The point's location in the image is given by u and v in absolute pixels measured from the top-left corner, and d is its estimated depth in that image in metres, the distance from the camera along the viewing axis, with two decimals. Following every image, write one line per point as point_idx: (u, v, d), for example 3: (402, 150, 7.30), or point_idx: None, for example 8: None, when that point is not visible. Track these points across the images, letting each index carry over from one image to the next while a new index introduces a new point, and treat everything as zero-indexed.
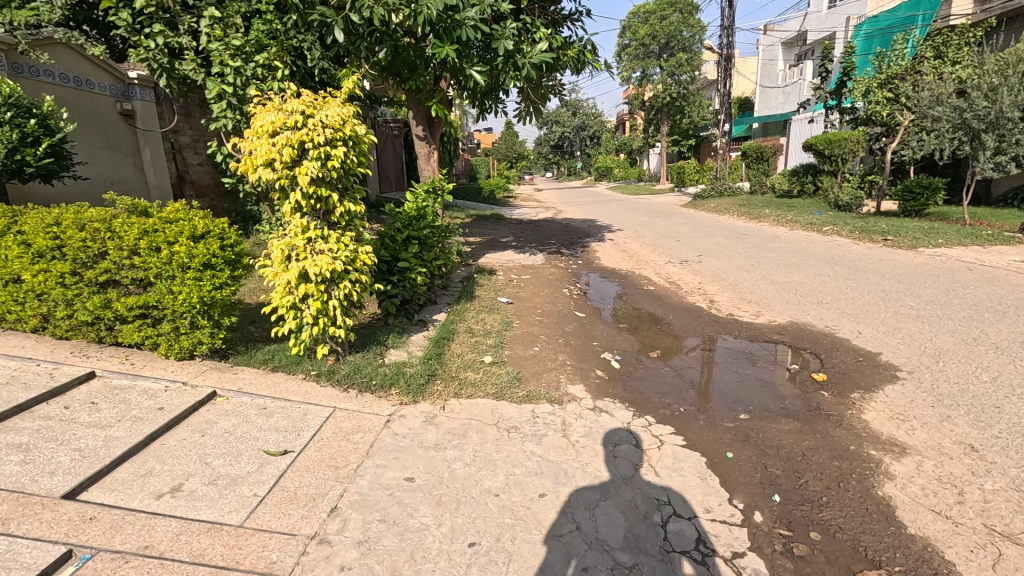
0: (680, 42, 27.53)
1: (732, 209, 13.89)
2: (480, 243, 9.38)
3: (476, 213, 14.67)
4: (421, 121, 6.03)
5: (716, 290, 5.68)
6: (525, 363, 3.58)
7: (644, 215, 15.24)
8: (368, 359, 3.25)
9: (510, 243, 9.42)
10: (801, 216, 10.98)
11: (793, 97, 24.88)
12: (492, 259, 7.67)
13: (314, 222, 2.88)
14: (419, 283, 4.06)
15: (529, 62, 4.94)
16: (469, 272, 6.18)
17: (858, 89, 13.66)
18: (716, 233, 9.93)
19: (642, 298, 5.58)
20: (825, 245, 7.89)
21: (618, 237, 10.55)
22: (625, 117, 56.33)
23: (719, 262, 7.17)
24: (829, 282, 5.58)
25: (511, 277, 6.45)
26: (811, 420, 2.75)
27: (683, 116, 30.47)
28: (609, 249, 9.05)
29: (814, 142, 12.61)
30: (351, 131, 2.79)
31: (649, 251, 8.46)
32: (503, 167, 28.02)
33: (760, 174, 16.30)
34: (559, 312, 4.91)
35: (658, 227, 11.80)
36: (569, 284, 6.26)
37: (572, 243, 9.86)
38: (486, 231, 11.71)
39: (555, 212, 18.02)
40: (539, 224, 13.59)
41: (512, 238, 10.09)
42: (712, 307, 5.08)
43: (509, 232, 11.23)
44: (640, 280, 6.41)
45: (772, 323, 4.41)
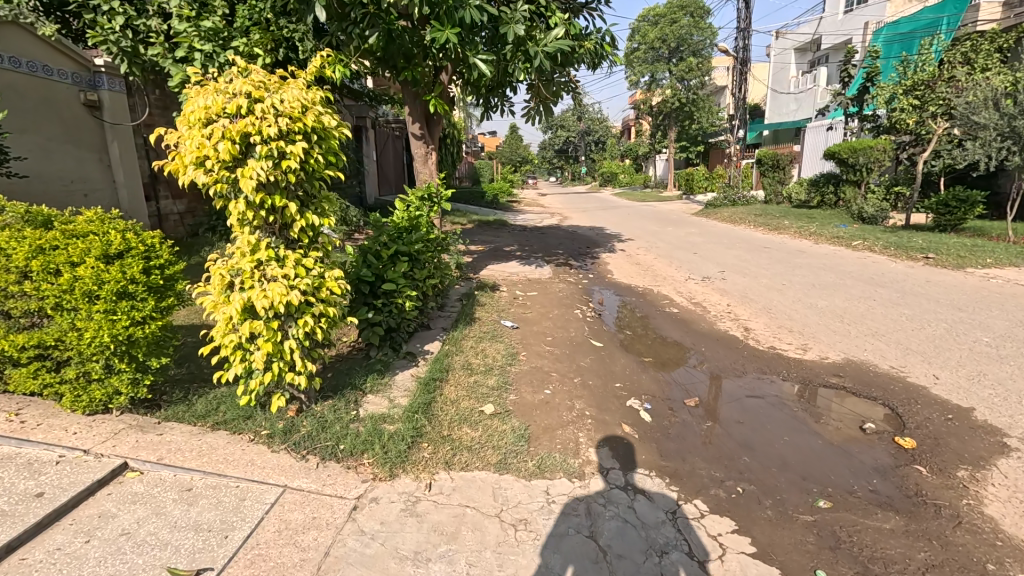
0: (691, 46, 26.94)
1: (748, 218, 13.22)
2: (482, 252, 8.72)
3: (479, 219, 14.05)
4: (417, 119, 5.32)
5: (748, 314, 5.00)
6: (534, 413, 2.90)
7: (654, 223, 14.59)
8: (338, 411, 2.58)
9: (515, 254, 8.75)
10: (825, 229, 10.30)
11: (806, 105, 24.28)
12: (494, 272, 7.00)
13: (267, 240, 2.22)
14: (409, 309, 3.40)
15: (542, 51, 4.28)
16: (469, 289, 5.51)
17: (880, 96, 13.05)
18: (736, 246, 9.25)
19: (665, 322, 4.90)
20: (860, 262, 7.21)
21: (629, 247, 9.88)
22: (631, 122, 55.76)
23: (745, 279, 6.50)
24: (878, 307, 4.92)
25: (515, 294, 5.78)
26: (917, 514, 2.08)
27: (692, 122, 29.87)
28: (622, 261, 8.38)
29: (836, 150, 11.94)
30: (316, 122, 2.13)
31: (666, 264, 7.80)
32: (507, 171, 27.41)
33: (776, 183, 15.64)
34: (571, 340, 4.23)
35: (671, 237, 11.13)
36: (580, 303, 5.59)
37: (582, 254, 9.20)
38: (489, 238, 11.05)
39: (561, 218, 17.39)
40: (545, 231, 12.95)
41: (517, 247, 9.41)
42: (747, 336, 4.40)
43: (514, 240, 10.57)
44: (659, 300, 5.74)
45: (825, 361, 3.73)
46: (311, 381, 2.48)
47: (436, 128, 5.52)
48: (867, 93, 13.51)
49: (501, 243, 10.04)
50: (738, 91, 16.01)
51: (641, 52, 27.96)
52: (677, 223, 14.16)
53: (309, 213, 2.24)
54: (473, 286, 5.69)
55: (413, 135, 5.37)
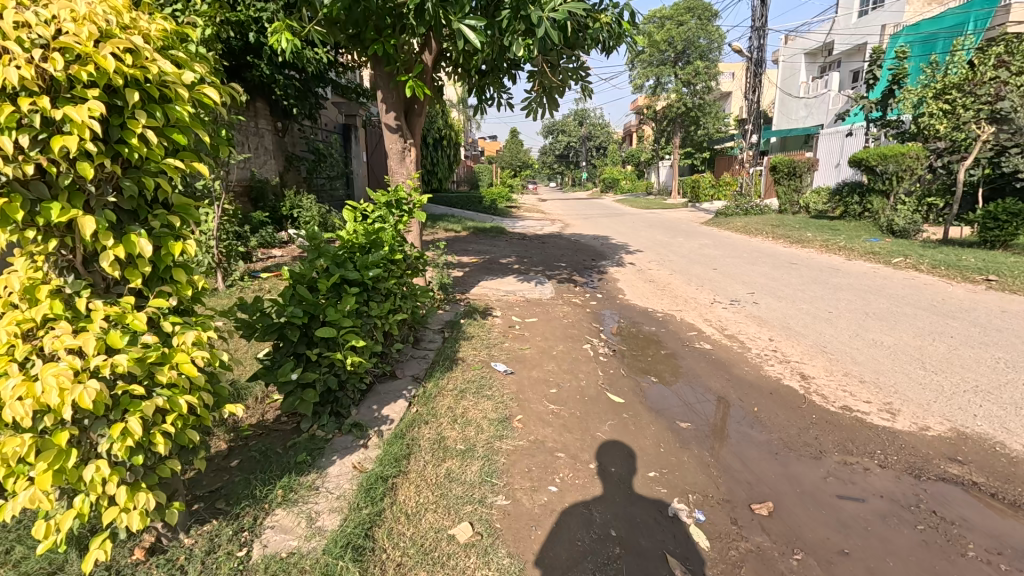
0: (698, 49, 26.08)
1: (764, 229, 12.30)
2: (475, 265, 7.74)
3: (475, 225, 13.08)
4: (392, 107, 4.27)
5: (799, 355, 4.02)
6: (534, 536, 1.91)
7: (662, 232, 13.64)
8: (215, 555, 1.60)
9: (512, 267, 7.77)
10: (855, 243, 9.35)
11: (817, 111, 23.46)
12: (487, 291, 6.02)
13: (56, 284, 1.24)
14: (356, 362, 2.40)
15: (548, 16, 3.29)
16: (454, 315, 4.55)
17: (907, 100, 12.14)
18: (759, 262, 8.29)
19: (698, 362, 3.92)
20: (910, 285, 6.25)
21: (640, 261, 8.92)
22: (633, 128, 54.98)
23: (782, 305, 5.53)
24: (963, 349, 3.94)
25: (511, 321, 4.81)
26: None
27: (698, 127, 29.00)
28: (633, 278, 7.40)
29: (864, 156, 10.98)
30: (127, 63, 1.18)
31: (683, 283, 6.83)
32: (507, 175, 26.49)
33: (791, 191, 14.71)
34: (581, 393, 3.24)
35: (683, 249, 10.16)
36: (589, 334, 4.61)
37: (587, 268, 8.24)
38: (484, 247, 10.07)
39: (563, 225, 16.49)
40: (546, 240, 11.99)
41: (515, 260, 8.41)
42: (807, 388, 3.42)
43: (511, 251, 9.60)
44: (685, 330, 4.76)
45: (927, 434, 2.75)
46: (162, 514, 1.50)
47: (416, 121, 4.49)
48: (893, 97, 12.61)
49: (497, 254, 9.07)
50: (751, 93, 15.10)
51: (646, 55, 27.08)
52: (688, 233, 13.21)
53: (135, 234, 1.27)
54: (461, 312, 4.69)
55: (387, 126, 4.32)
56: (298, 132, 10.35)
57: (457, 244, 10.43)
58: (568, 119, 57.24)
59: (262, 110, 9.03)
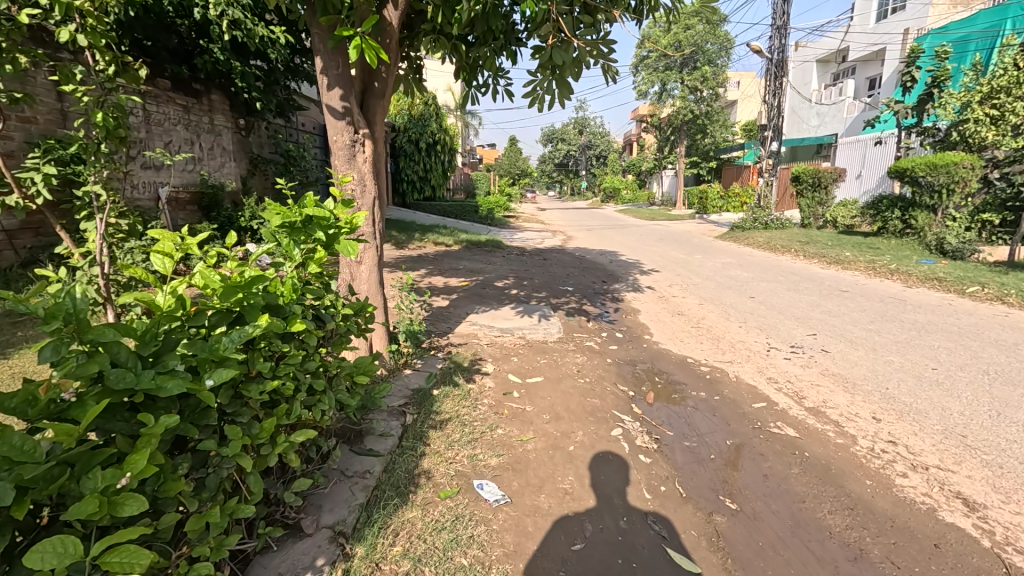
0: (707, 55, 25.00)
1: (791, 245, 11.04)
2: (463, 290, 6.39)
3: (469, 237, 11.78)
4: (335, 81, 2.90)
5: (935, 453, 2.71)
6: None
7: (676, 247, 12.34)
8: None
9: (509, 293, 6.43)
10: (905, 265, 8.08)
11: (830, 121, 22.36)
12: (477, 331, 4.69)
13: None
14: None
15: None
16: (426, 378, 3.22)
17: (948, 104, 10.93)
18: (801, 289, 6.99)
19: (788, 467, 2.60)
20: (1013, 325, 4.95)
21: (659, 285, 7.59)
22: (634, 137, 53.98)
23: (863, 355, 4.22)
24: None
25: (508, 384, 3.46)
26: None
27: (705, 135, 27.87)
28: (656, 308, 6.10)
29: (908, 166, 9.78)
30: None
31: (721, 319, 5.52)
32: (505, 183, 25.18)
33: (814, 204, 13.47)
34: (625, 552, 1.92)
35: (705, 270, 8.87)
36: (616, 407, 3.28)
37: (599, 294, 6.90)
38: (476, 265, 8.76)
39: (565, 237, 15.18)
40: (547, 256, 10.69)
41: (511, 283, 7.08)
42: (990, 533, 2.09)
43: (509, 270, 8.27)
44: (748, 399, 3.44)
45: None
46: None
47: (375, 104, 3.25)
48: (931, 102, 11.45)
49: (492, 274, 7.76)
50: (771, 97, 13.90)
51: (651, 60, 25.92)
52: (704, 249, 11.92)
53: None
54: (438, 373, 3.34)
55: (331, 109, 2.93)
56: (266, 130, 9.03)
57: (446, 261, 9.10)
58: (567, 127, 56.30)
59: (219, 105, 7.72)
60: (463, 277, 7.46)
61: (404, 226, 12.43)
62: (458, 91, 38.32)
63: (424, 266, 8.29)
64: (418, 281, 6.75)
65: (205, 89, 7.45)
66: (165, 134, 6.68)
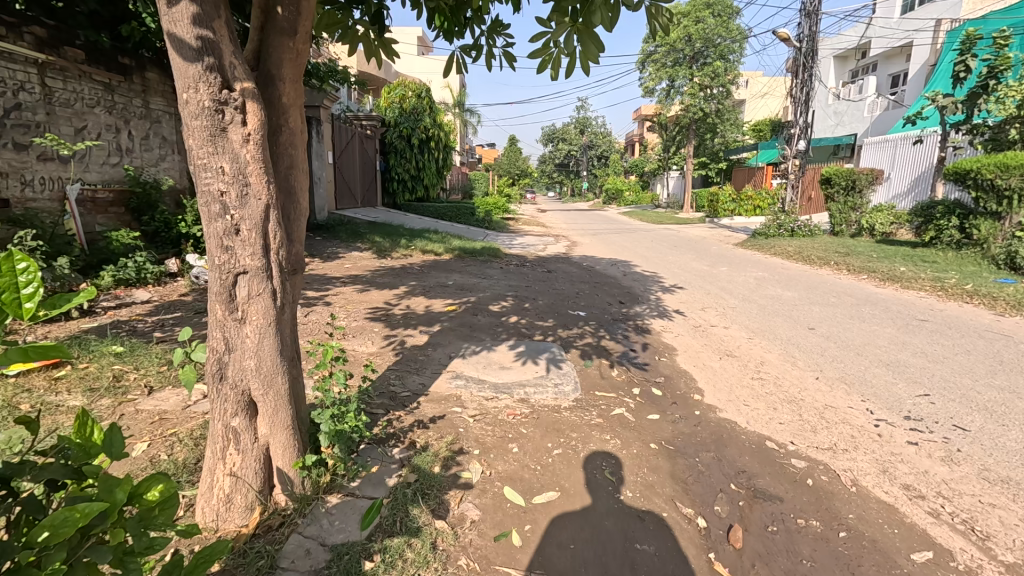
0: (719, 49, 23.57)
1: (829, 256, 9.66)
2: (447, 318, 5.01)
3: (462, 244, 10.43)
4: None
5: None
6: None
7: (694, 257, 11.00)
8: None
9: (506, 323, 5.06)
10: (983, 285, 6.72)
11: (849, 120, 20.99)
12: (461, 391, 3.32)
13: None
14: None
15: None
16: (363, 521, 1.87)
17: (1008, 99, 9.57)
18: (868, 318, 5.64)
19: None
20: None
21: (689, 309, 6.22)
22: (637, 137, 52.68)
23: (1023, 440, 2.88)
24: None
25: (501, 513, 2.12)
26: None
27: (714, 135, 26.48)
28: (696, 346, 4.74)
29: (972, 167, 8.46)
30: None
31: (787, 365, 4.17)
32: (503, 183, 23.69)
33: (847, 209, 12.12)
34: None
35: (738, 288, 7.51)
36: (685, 566, 1.93)
37: (618, 323, 5.53)
38: (467, 280, 7.38)
39: (570, 243, 13.83)
40: (551, 267, 9.31)
41: (510, 307, 5.71)
42: None
43: (507, 287, 6.91)
44: (896, 541, 2.10)
45: None
46: None
47: (280, 47, 1.92)
48: (984, 97, 10.10)
49: (485, 294, 6.39)
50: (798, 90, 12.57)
51: (660, 54, 24.51)
52: (727, 260, 10.54)
53: None
54: (384, 503, 2.00)
55: (176, 41, 1.56)
56: None
57: (432, 274, 7.73)
58: (568, 126, 54.87)
59: (157, 85, 6.35)
60: (451, 297, 6.09)
61: (388, 231, 11.02)
62: (456, 89, 37.00)
63: (406, 281, 6.93)
64: (394, 305, 5.39)
65: (136, 64, 6.06)
66: (77, 119, 5.34)
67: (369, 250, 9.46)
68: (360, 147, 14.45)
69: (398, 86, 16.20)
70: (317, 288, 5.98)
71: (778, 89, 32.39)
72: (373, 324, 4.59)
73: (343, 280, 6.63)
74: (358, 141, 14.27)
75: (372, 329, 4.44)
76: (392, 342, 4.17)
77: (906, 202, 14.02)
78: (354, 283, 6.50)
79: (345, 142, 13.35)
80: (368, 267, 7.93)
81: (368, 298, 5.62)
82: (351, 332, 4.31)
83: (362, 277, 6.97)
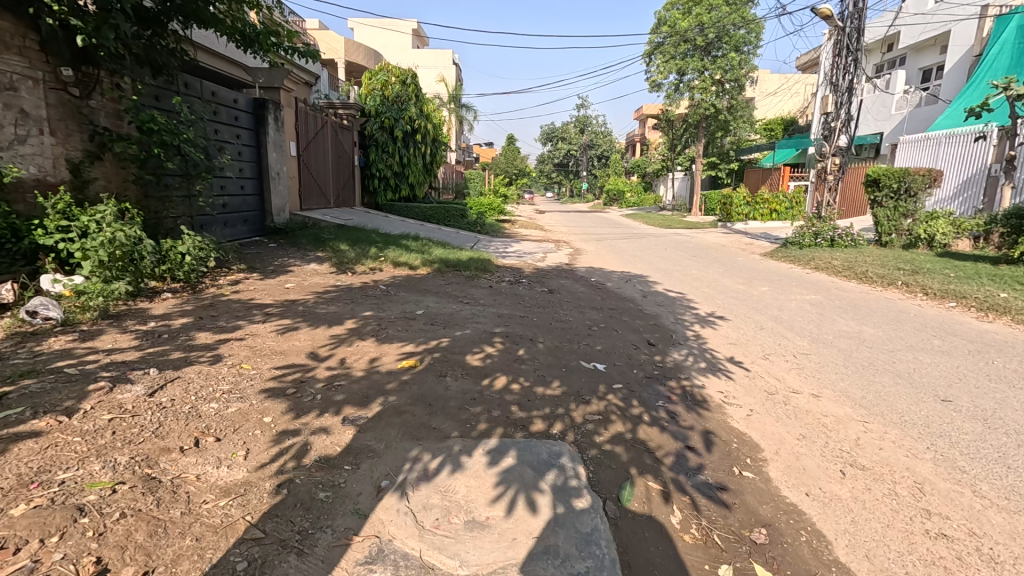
0: (733, 40, 21.90)
1: (892, 274, 7.91)
2: (397, 386, 3.24)
3: (445, 254, 8.64)
4: None
5: None
6: None
7: (722, 272, 9.25)
8: None
9: (487, 393, 3.28)
10: None
11: (872, 118, 19.31)
12: None
13: None
14: None
15: None
16: None
17: None
18: (1016, 380, 3.89)
19: None
20: None
21: (748, 360, 4.45)
22: (638, 137, 51.12)
23: None
24: None
25: None
26: None
27: (725, 133, 24.78)
28: (789, 439, 2.98)
29: None
30: None
31: (969, 496, 2.42)
32: (499, 183, 21.88)
33: (896, 215, 10.38)
34: None
35: (797, 321, 5.76)
36: None
37: (653, 387, 3.76)
38: (443, 308, 5.60)
39: (573, 251, 12.08)
40: (553, 285, 7.54)
41: (495, 360, 3.93)
42: None
43: (495, 321, 5.13)
44: None
45: None
46: None
47: None
48: None
49: (464, 333, 4.63)
50: (839, 78, 10.85)
51: (669, 46, 22.86)
52: (762, 277, 8.81)
53: None
54: None
55: None
56: (115, 85, 5.69)
57: (398, 297, 5.94)
58: (568, 125, 53.20)
59: (7, 37, 4.70)
60: (412, 339, 4.32)
61: (358, 237, 9.21)
62: (451, 83, 35.37)
63: (359, 310, 5.16)
64: (322, 358, 3.62)
65: None
66: None
67: (328, 262, 7.66)
68: (334, 139, 12.63)
69: (380, 71, 14.39)
70: (224, 325, 4.20)
71: (790, 87, 30.76)
72: (269, 405, 2.82)
73: (271, 309, 4.86)
74: (331, 132, 12.45)
75: (260, 418, 2.67)
76: (285, 452, 2.40)
77: (960, 205, 12.28)
78: (283, 314, 4.72)
79: (315, 133, 11.54)
80: (318, 286, 6.13)
81: (289, 346, 3.84)
82: (221, 427, 2.52)
83: (300, 303, 5.18)
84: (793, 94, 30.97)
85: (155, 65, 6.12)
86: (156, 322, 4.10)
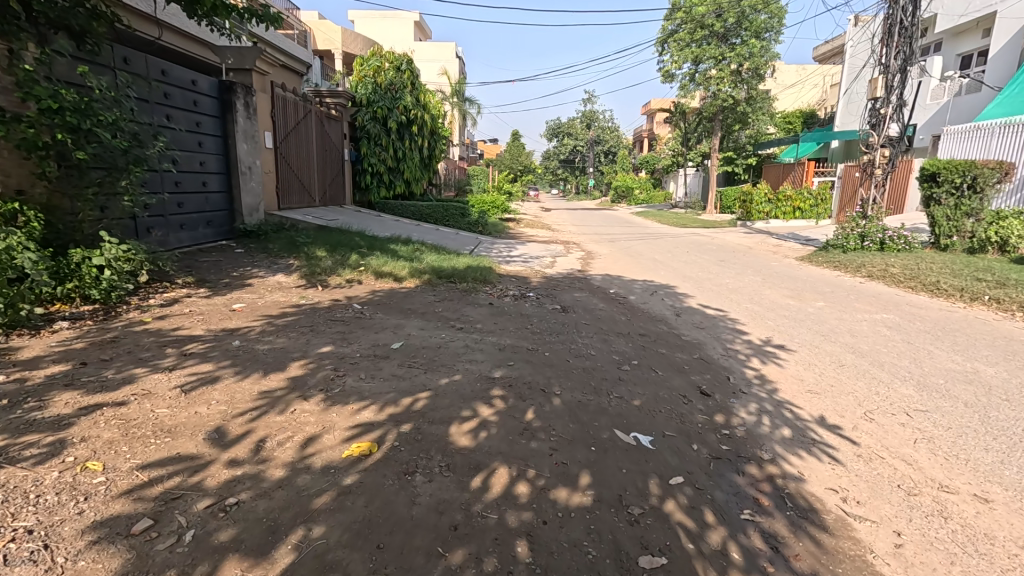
0: (753, 26, 20.53)
1: (972, 286, 6.60)
2: (332, 502, 2.01)
3: (439, 261, 7.41)
4: None
5: None
6: None
7: (762, 282, 7.96)
8: None
9: (477, 512, 2.06)
10: None
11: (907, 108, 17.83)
12: None
13: None
14: None
15: None
16: None
17: None
18: None
19: None
20: None
21: (845, 422, 3.19)
22: (647, 133, 49.71)
23: None
24: None
25: None
26: None
27: (743, 126, 23.36)
28: None
29: None
30: None
31: None
32: (502, 179, 20.57)
33: (959, 214, 9.05)
34: None
35: (884, 354, 4.49)
36: None
37: (728, 481, 2.52)
38: (428, 337, 4.37)
39: (585, 255, 10.84)
40: (566, 300, 6.29)
41: (493, 436, 2.70)
42: None
43: (496, 361, 3.87)
44: None
45: None
46: None
47: None
48: None
49: (450, 381, 3.40)
50: (887, 58, 9.57)
51: (683, 33, 21.57)
52: (810, 288, 7.52)
53: None
54: None
55: None
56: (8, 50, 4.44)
57: (373, 321, 4.70)
58: (574, 121, 51.84)
59: None
60: (377, 395, 3.09)
61: (338, 241, 7.98)
62: (454, 78, 34.15)
63: (317, 344, 3.93)
64: (229, 441, 2.38)
65: None
66: None
67: (298, 272, 6.44)
68: (320, 130, 11.41)
69: (372, 56, 13.10)
70: (111, 376, 2.98)
71: (809, 79, 29.31)
72: (89, 572, 1.59)
73: (195, 345, 3.63)
74: (316, 121, 11.22)
75: None
76: None
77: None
78: (208, 353, 3.49)
79: (297, 122, 10.32)
80: (274, 307, 4.91)
81: (189, 415, 2.61)
82: None
83: (239, 335, 3.94)
84: (812, 86, 29.47)
85: (73, 30, 4.86)
86: (9, 373, 2.87)
